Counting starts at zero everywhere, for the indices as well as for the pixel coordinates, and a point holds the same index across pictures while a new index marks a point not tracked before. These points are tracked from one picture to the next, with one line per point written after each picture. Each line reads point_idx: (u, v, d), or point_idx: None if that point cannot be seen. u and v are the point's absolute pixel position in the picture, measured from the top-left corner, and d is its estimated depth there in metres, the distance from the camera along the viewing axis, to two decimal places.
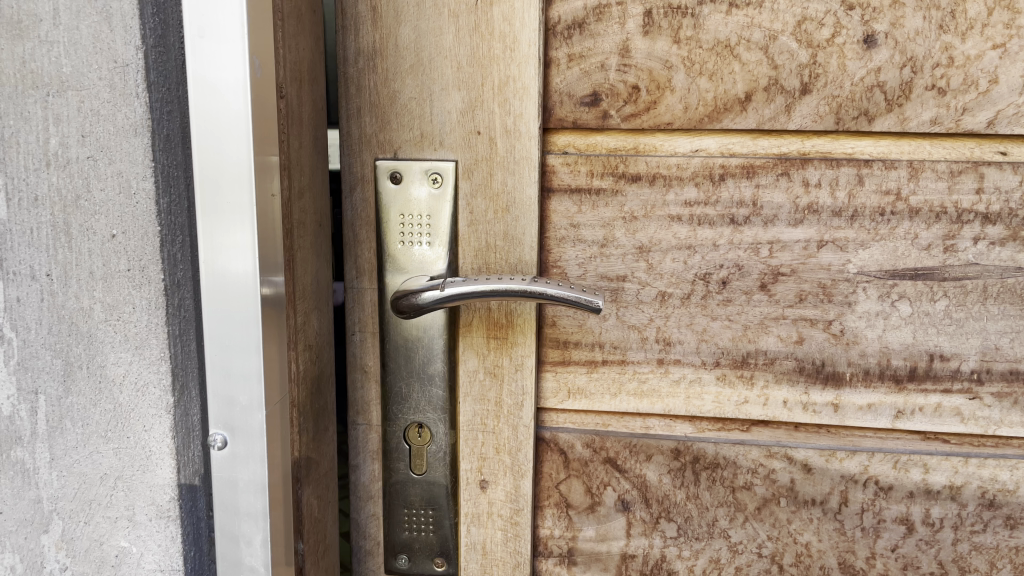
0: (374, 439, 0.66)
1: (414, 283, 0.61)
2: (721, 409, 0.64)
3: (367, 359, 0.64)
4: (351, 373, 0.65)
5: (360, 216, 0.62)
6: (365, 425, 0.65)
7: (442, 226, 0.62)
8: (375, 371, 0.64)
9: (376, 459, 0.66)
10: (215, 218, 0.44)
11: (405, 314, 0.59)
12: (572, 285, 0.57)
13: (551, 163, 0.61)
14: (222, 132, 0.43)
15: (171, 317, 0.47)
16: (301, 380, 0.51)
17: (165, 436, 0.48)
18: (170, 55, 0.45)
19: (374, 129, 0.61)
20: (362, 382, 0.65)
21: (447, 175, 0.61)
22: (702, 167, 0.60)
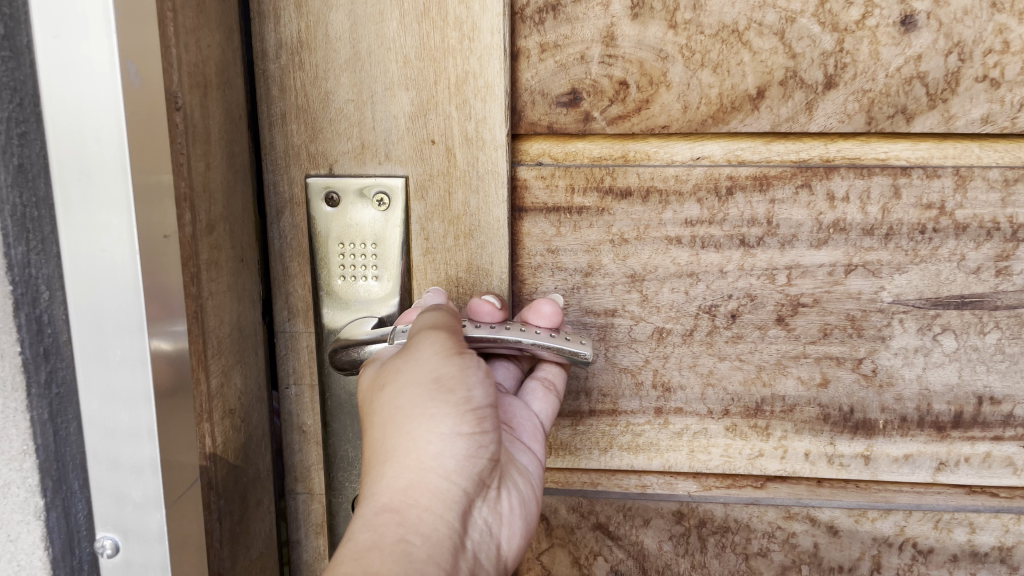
0: (318, 510, 0.55)
1: (358, 329, 0.50)
2: (730, 464, 0.54)
3: (306, 417, 0.54)
4: (287, 434, 0.54)
5: (290, 245, 0.51)
6: (306, 494, 0.55)
7: (391, 257, 0.50)
8: (315, 431, 0.54)
9: (321, 533, 0.56)
10: (88, 277, 0.35)
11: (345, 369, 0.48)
12: (553, 335, 0.47)
13: (522, 176, 0.50)
14: (94, 164, 0.33)
15: (37, 398, 0.35)
16: (218, 454, 0.42)
17: (35, 548, 0.37)
18: (21, 64, 0.33)
19: (302, 139, 0.49)
20: (299, 445, 0.54)
21: (396, 194, 0.49)
22: (706, 178, 0.49)
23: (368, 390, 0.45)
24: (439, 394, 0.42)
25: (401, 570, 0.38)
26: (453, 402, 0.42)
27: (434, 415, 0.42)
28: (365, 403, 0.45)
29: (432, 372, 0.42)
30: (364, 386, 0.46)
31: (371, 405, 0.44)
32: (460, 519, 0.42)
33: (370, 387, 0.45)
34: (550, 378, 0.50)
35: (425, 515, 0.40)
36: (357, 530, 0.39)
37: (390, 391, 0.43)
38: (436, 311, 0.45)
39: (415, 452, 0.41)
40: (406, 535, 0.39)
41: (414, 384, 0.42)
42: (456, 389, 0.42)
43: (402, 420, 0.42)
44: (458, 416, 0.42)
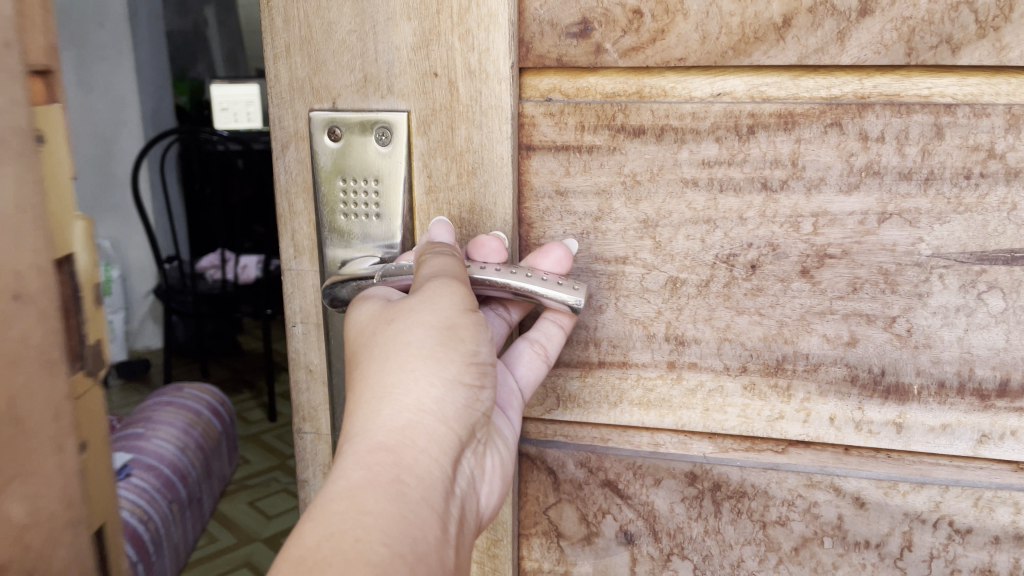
0: (325, 451, 0.55)
1: (359, 265, 0.49)
2: (748, 426, 0.50)
3: (312, 357, 0.53)
4: (294, 372, 0.54)
5: (295, 181, 0.50)
6: (313, 434, 0.55)
7: (393, 193, 0.49)
8: (322, 370, 0.53)
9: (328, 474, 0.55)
10: None
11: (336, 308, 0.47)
12: (545, 279, 0.45)
13: (529, 112, 0.48)
14: None
15: None
16: None
17: None
18: None
19: (306, 72, 0.48)
20: (307, 384, 0.54)
21: (398, 128, 0.48)
22: (725, 115, 0.46)
23: (366, 330, 0.43)
24: (452, 340, 0.40)
25: (396, 506, 0.36)
26: (462, 351, 0.41)
27: (443, 361, 0.40)
28: (361, 341, 0.43)
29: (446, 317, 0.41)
30: (359, 319, 0.44)
31: (368, 345, 0.42)
32: (451, 469, 0.40)
33: (370, 324, 0.43)
34: (539, 339, 0.47)
35: (422, 458, 0.38)
36: (349, 465, 0.37)
37: (397, 327, 0.41)
38: (448, 256, 0.43)
39: (417, 394, 0.40)
40: (401, 475, 0.37)
41: (426, 327, 0.41)
42: (466, 341, 0.41)
43: (406, 361, 0.40)
44: (463, 366, 0.41)
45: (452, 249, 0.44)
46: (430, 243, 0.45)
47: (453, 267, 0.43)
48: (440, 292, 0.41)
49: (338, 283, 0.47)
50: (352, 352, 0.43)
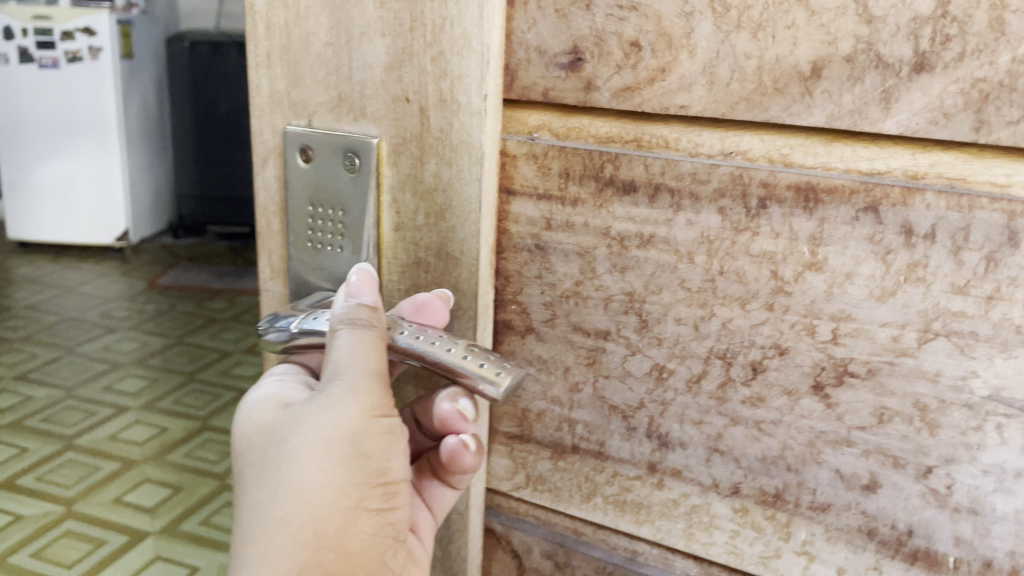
0: None
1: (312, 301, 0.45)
2: (737, 559, 0.41)
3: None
4: None
5: (272, 201, 0.47)
6: None
7: (356, 228, 0.44)
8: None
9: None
10: None
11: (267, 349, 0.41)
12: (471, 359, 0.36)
13: (511, 150, 0.41)
14: None
15: None
16: None
17: None
18: None
19: (285, 84, 0.44)
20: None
21: (367, 157, 0.43)
22: (732, 180, 0.36)
23: (260, 441, 0.38)
24: (356, 460, 0.37)
25: None
26: (369, 470, 0.38)
27: (348, 488, 0.37)
28: (254, 453, 0.38)
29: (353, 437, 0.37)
30: (251, 425, 0.39)
31: (261, 462, 0.38)
32: None
33: (263, 437, 0.38)
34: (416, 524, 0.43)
35: None
36: None
37: (299, 447, 0.37)
38: (362, 338, 0.37)
39: (314, 531, 0.36)
40: None
41: (325, 448, 0.37)
42: (375, 457, 0.38)
43: (304, 496, 0.37)
44: (369, 487, 0.38)
45: (368, 320, 0.37)
46: (347, 300, 0.38)
47: (363, 364, 0.37)
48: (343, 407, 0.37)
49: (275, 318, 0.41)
50: (241, 458, 0.39)
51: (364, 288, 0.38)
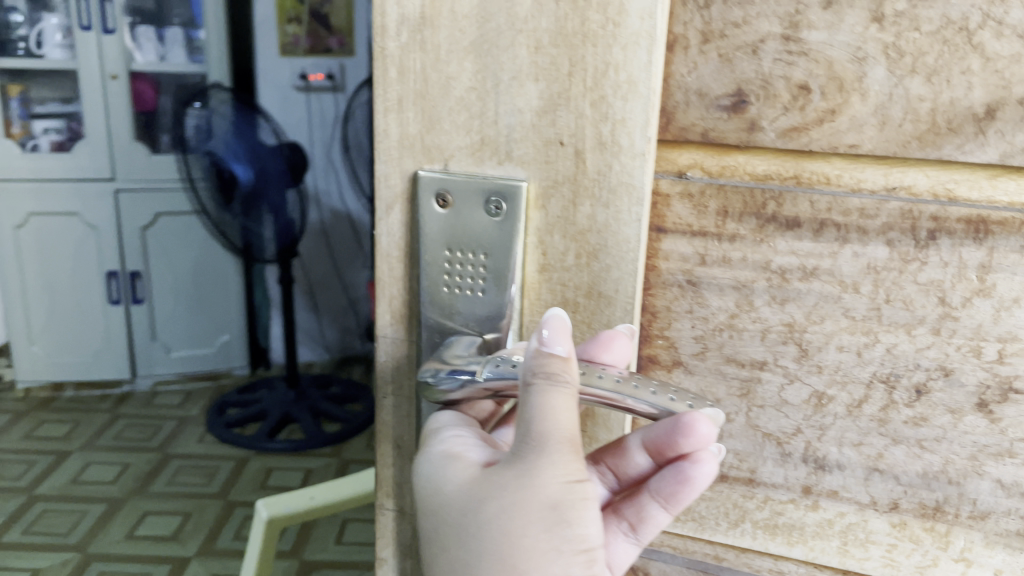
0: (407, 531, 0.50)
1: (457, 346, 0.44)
2: (893, 570, 0.43)
3: (401, 431, 0.49)
4: (382, 443, 0.50)
5: (398, 245, 0.46)
6: (396, 511, 0.50)
7: (501, 269, 0.44)
8: (410, 446, 0.49)
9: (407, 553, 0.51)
10: None
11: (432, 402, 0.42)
12: (660, 395, 0.35)
13: (664, 190, 0.42)
14: None
15: None
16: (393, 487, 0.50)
17: None
18: None
19: (419, 128, 0.44)
20: (393, 459, 0.50)
21: (514, 200, 0.43)
22: (902, 215, 0.38)
23: (453, 498, 0.36)
24: (557, 527, 0.34)
25: None
26: (571, 538, 0.34)
27: (550, 556, 0.34)
28: (448, 511, 0.36)
29: (553, 503, 0.34)
30: (444, 485, 0.37)
31: (457, 523, 0.36)
32: None
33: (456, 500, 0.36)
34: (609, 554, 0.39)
35: None
36: None
37: (496, 512, 0.34)
38: (557, 399, 0.34)
39: None
40: None
41: (521, 514, 0.34)
42: (577, 521, 0.34)
43: (504, 563, 0.34)
44: (573, 553, 0.34)
45: (561, 377, 0.34)
46: (539, 346, 0.35)
47: (558, 427, 0.34)
48: (540, 476, 0.34)
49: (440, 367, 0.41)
50: (434, 513, 0.37)
51: (557, 336, 0.35)
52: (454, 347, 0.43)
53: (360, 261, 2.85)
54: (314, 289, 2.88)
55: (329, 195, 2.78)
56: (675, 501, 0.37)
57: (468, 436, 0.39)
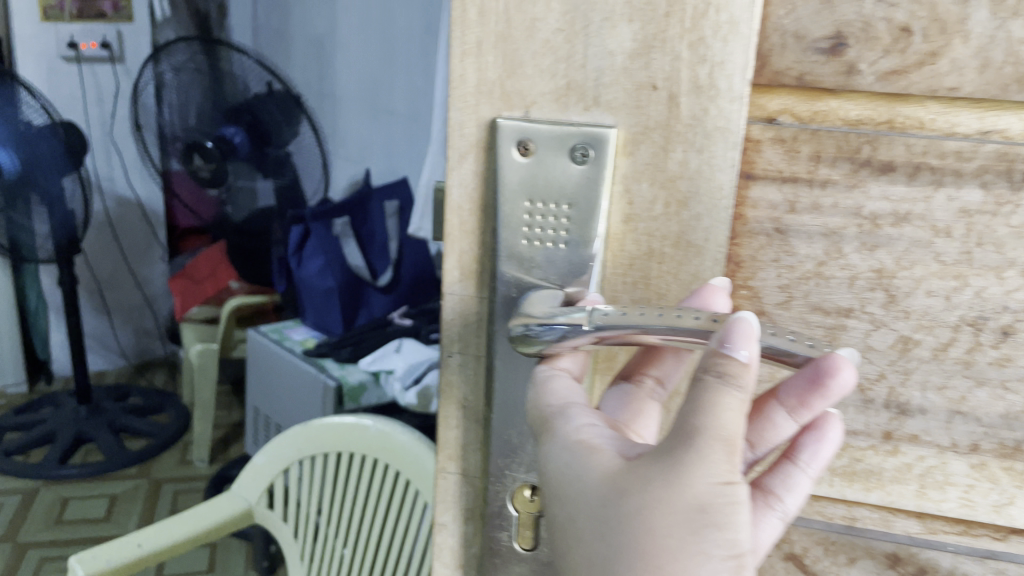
0: (472, 492, 0.51)
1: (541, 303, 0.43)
2: (970, 510, 0.44)
3: (467, 391, 0.50)
4: (445, 407, 0.50)
5: (471, 198, 0.46)
6: (459, 473, 0.51)
7: (586, 219, 0.43)
8: (475, 407, 0.50)
9: (468, 518, 0.52)
10: None
11: (525, 352, 0.44)
12: (778, 338, 0.38)
13: (755, 136, 0.41)
14: None
15: None
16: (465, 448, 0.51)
17: None
18: None
19: (498, 74, 0.43)
20: (457, 421, 0.50)
21: (603, 147, 0.42)
22: (997, 158, 0.39)
23: (594, 488, 0.39)
24: (705, 529, 0.35)
25: None
26: (719, 541, 0.35)
27: (698, 558, 0.35)
28: (589, 500, 0.39)
29: (701, 505, 0.35)
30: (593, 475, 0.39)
31: (598, 512, 0.38)
32: None
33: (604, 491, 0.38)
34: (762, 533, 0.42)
35: None
36: None
37: (645, 511, 0.36)
38: (727, 400, 0.35)
39: None
40: None
41: (671, 517, 0.36)
42: (725, 526, 0.35)
43: (650, 561, 0.36)
44: (719, 558, 0.35)
45: (735, 380, 0.36)
46: (718, 352, 0.36)
47: (716, 433, 0.35)
48: (688, 477, 0.35)
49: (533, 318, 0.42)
50: (577, 498, 0.40)
51: (741, 343, 0.36)
52: (538, 302, 0.43)
53: (155, 250, 3.77)
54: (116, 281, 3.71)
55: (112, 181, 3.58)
56: (815, 462, 0.43)
57: (605, 427, 0.41)
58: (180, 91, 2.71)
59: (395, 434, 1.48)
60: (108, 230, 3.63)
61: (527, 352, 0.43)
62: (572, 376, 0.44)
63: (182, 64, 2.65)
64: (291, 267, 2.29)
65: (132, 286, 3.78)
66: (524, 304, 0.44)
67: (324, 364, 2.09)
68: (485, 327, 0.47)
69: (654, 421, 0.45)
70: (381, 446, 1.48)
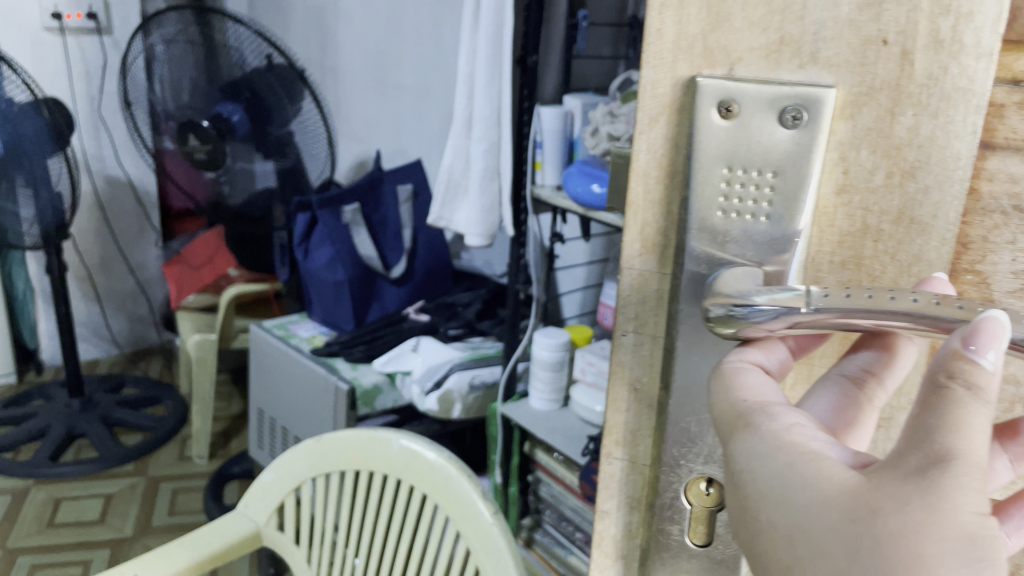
0: (639, 481, 0.50)
1: (730, 294, 0.39)
2: None
3: (640, 373, 0.48)
4: (616, 388, 0.49)
5: (656, 165, 0.43)
6: (626, 460, 0.50)
7: (796, 190, 0.40)
8: (648, 391, 0.48)
9: (632, 508, 0.51)
10: None
11: (722, 335, 0.40)
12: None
13: (999, 100, 0.37)
14: None
15: None
16: (636, 436, 0.49)
17: None
18: None
19: (700, 28, 0.40)
20: (626, 403, 0.49)
21: (818, 108, 0.39)
22: None
23: (822, 513, 0.33)
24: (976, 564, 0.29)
25: None
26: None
27: None
28: (819, 525, 0.33)
29: (971, 532, 0.29)
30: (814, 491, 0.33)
31: (830, 544, 0.32)
32: None
33: (837, 515, 0.32)
34: None
35: None
36: None
37: (900, 537, 0.30)
38: (976, 413, 0.31)
39: None
40: None
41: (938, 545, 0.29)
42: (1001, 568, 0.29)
43: None
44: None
45: (984, 391, 0.31)
46: (961, 351, 0.32)
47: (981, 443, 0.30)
48: (949, 498, 0.30)
49: (723, 304, 0.39)
50: (801, 527, 0.34)
51: (987, 341, 0.32)
52: (733, 290, 0.39)
53: (147, 237, 4.04)
54: (105, 265, 3.94)
55: (101, 161, 3.79)
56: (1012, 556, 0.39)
57: (819, 437, 0.36)
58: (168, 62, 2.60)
59: (419, 454, 1.45)
60: (96, 211, 3.83)
61: (726, 335, 0.39)
62: (763, 369, 0.40)
63: (173, 37, 2.59)
64: (296, 259, 2.20)
65: (125, 272, 4.02)
66: (715, 282, 0.41)
67: (335, 364, 2.03)
68: (665, 303, 0.46)
69: (869, 423, 0.40)
70: (406, 466, 1.46)
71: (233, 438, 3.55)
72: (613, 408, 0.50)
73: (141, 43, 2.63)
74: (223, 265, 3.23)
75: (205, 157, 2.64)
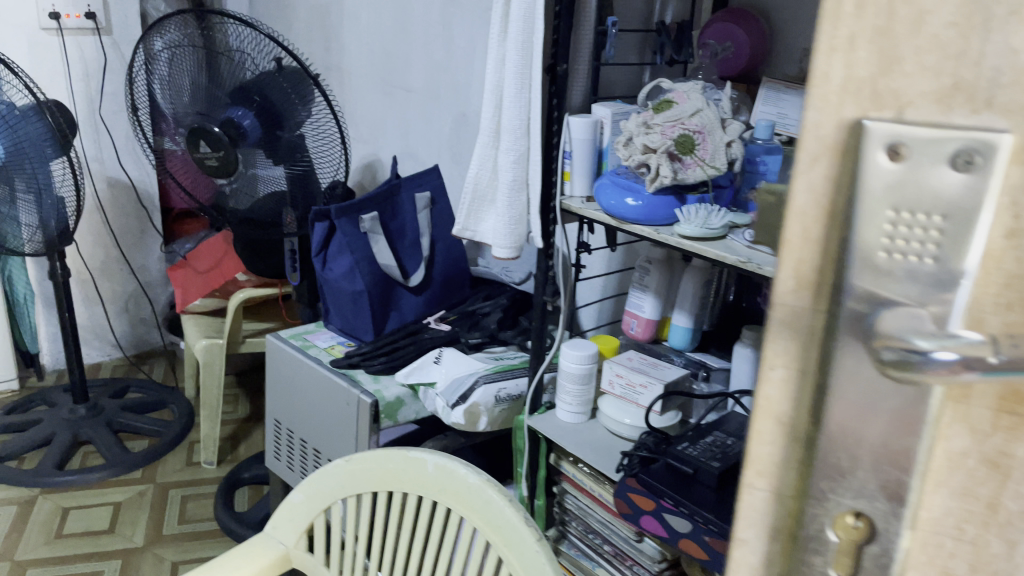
0: (776, 513, 0.51)
1: (910, 340, 0.40)
2: None
3: (787, 407, 0.49)
4: (763, 424, 0.50)
5: (818, 204, 0.44)
6: (768, 493, 0.51)
7: (972, 234, 0.40)
8: (796, 426, 0.49)
9: (773, 537, 0.52)
10: None
11: (892, 375, 0.41)
12: None
13: None
14: None
15: None
16: (776, 471, 0.51)
17: None
18: None
19: (871, 71, 0.42)
20: (772, 439, 0.50)
21: (993, 153, 0.39)
22: None
23: None
24: None
25: None
26: None
27: None
28: None
29: None
30: None
31: None
32: None
33: None
34: None
35: None
36: None
37: None
38: None
39: None
40: None
41: None
42: None
43: None
44: None
45: None
46: None
47: None
48: None
49: (897, 347, 0.40)
50: None
51: None
52: (909, 336, 0.40)
53: (149, 239, 4.13)
54: (106, 267, 4.01)
55: (102, 163, 3.85)
56: None
57: None
58: (172, 69, 2.64)
59: (456, 475, 1.44)
60: (96, 213, 3.88)
61: (897, 377, 0.41)
62: None
63: (178, 41, 2.61)
64: (315, 268, 2.20)
65: (127, 274, 4.10)
66: (873, 323, 0.42)
67: (357, 377, 2.04)
68: (816, 337, 0.46)
69: None
70: (441, 489, 1.45)
71: (240, 442, 3.60)
72: (756, 447, 0.51)
73: (146, 47, 2.66)
74: (231, 270, 3.23)
75: (217, 163, 2.63)
